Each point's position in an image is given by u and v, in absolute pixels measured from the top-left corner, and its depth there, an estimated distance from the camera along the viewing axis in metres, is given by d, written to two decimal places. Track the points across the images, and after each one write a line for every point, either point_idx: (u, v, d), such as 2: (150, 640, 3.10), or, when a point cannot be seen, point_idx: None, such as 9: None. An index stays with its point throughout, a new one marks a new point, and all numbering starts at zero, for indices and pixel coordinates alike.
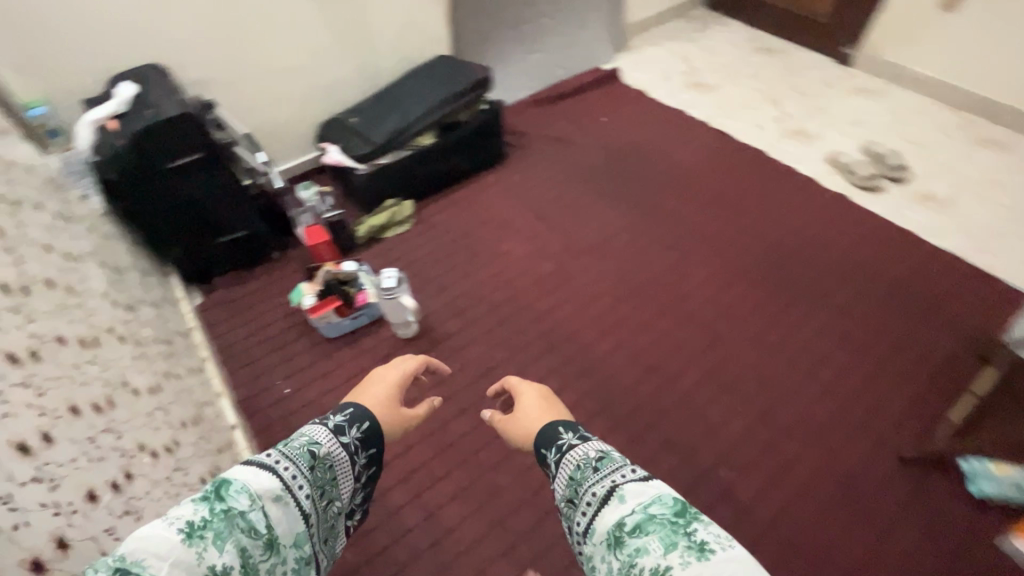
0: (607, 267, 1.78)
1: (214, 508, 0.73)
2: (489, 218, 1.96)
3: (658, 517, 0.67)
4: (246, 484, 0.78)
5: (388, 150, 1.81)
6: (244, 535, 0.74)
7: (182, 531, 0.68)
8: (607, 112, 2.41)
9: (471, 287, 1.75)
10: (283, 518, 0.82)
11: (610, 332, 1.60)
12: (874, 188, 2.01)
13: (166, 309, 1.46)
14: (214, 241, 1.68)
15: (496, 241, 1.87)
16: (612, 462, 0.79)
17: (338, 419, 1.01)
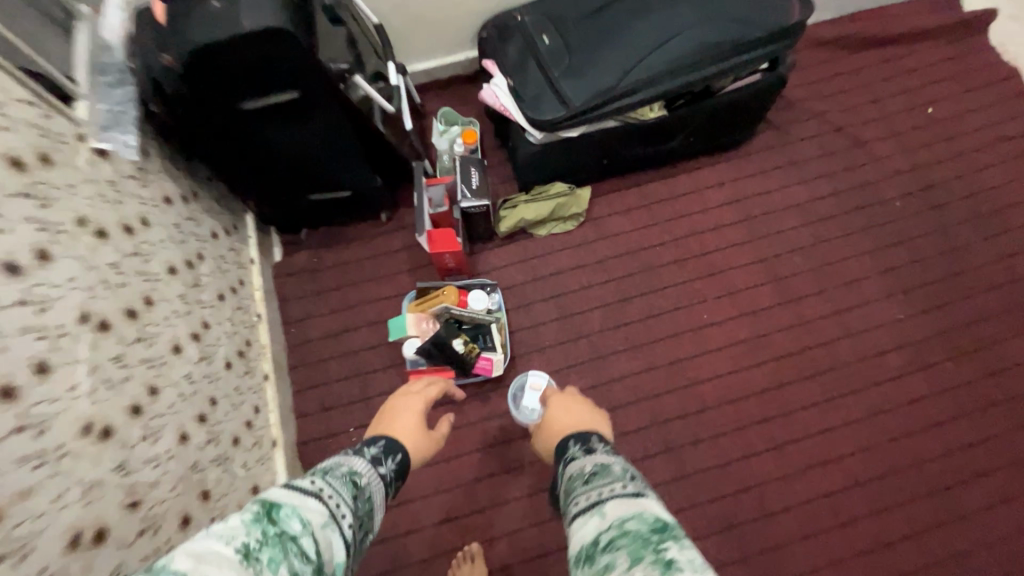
0: (861, 412, 1.13)
1: (267, 531, 0.49)
2: (703, 252, 1.28)
3: (624, 528, 0.57)
4: (303, 506, 0.54)
5: (588, 122, 1.10)
6: (303, 558, 0.50)
7: (238, 553, 0.46)
8: (952, 100, 1.42)
9: (637, 370, 1.17)
10: (337, 548, 0.55)
11: (829, 528, 1.05)
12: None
13: (231, 301, 1.05)
14: (311, 193, 1.17)
15: (683, 293, 1.24)
16: (622, 473, 0.68)
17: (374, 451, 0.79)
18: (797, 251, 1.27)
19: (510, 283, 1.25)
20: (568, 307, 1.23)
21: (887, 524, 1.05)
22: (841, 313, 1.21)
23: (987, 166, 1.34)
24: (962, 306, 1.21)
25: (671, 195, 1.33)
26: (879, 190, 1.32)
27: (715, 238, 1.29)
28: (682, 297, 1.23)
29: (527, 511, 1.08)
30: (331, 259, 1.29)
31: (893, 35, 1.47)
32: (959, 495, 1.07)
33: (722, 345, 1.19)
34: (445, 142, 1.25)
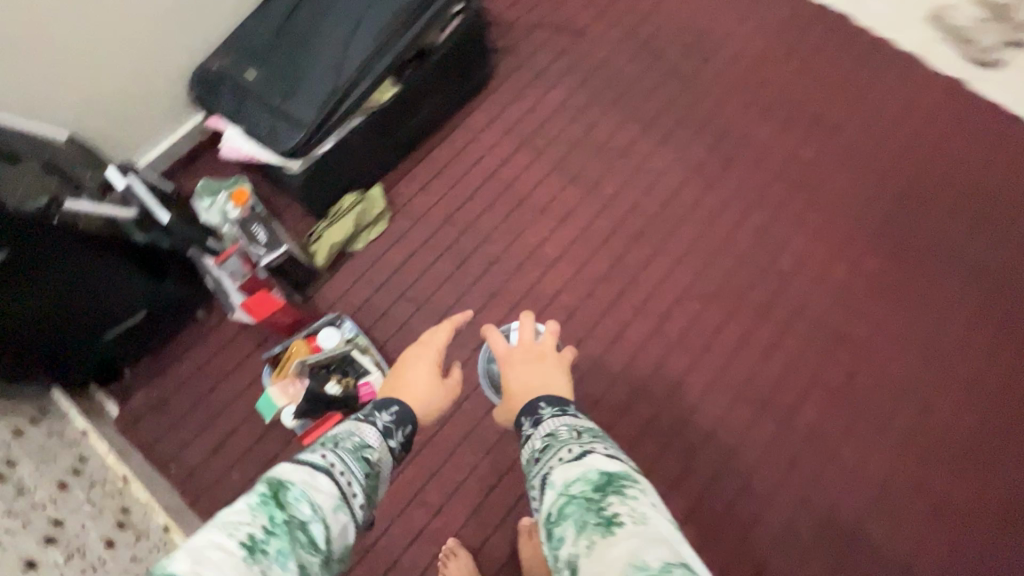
0: (686, 245, 1.30)
1: (275, 518, 0.55)
2: (505, 185, 1.36)
3: (579, 496, 0.65)
4: (312, 489, 0.60)
5: (333, 129, 1.11)
6: (309, 548, 0.56)
7: (242, 547, 0.51)
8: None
9: (505, 314, 1.24)
10: (345, 529, 0.62)
11: (704, 347, 1.22)
12: (992, 65, 1.49)
13: (77, 484, 0.95)
14: (104, 332, 1.07)
15: (507, 229, 1.32)
16: (571, 437, 0.76)
17: (387, 416, 0.82)
18: (579, 145, 1.40)
19: (359, 304, 1.25)
20: (420, 295, 1.26)
21: (739, 319, 1.24)
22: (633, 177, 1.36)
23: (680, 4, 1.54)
24: (713, 122, 1.40)
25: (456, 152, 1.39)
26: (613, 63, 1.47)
27: (510, 168, 1.37)
28: (509, 233, 1.31)
29: (479, 484, 1.13)
30: (174, 381, 1.20)
31: None
32: (774, 268, 1.28)
33: (558, 255, 1.29)
34: (213, 213, 1.18)
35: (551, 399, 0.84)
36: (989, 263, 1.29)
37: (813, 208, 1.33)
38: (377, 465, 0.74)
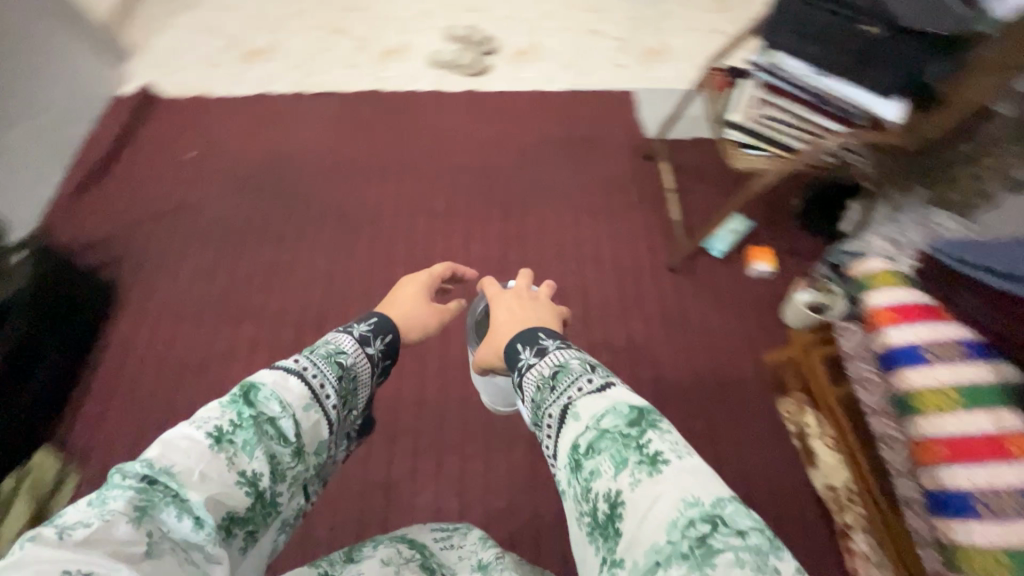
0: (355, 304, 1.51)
1: (241, 416, 0.64)
2: (179, 363, 1.42)
3: (612, 429, 0.75)
4: (279, 391, 0.69)
5: None
6: (279, 441, 0.66)
7: (208, 438, 0.61)
8: (194, 139, 1.84)
9: None
10: (316, 425, 0.71)
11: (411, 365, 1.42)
12: (488, 69, 2.06)
13: None
14: None
15: (201, 396, 1.37)
16: (585, 367, 0.87)
17: (365, 327, 0.89)
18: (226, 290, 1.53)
19: None
20: None
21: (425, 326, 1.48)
22: (285, 286, 1.54)
23: (253, 147, 1.82)
24: (325, 211, 1.68)
25: (117, 365, 1.40)
26: (223, 215, 1.67)
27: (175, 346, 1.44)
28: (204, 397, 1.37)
29: None
30: None
31: (121, 149, 1.79)
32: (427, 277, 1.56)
33: None
34: None
35: (550, 333, 0.98)
36: (560, 179, 1.75)
37: (434, 218, 1.66)
38: (353, 366, 0.80)
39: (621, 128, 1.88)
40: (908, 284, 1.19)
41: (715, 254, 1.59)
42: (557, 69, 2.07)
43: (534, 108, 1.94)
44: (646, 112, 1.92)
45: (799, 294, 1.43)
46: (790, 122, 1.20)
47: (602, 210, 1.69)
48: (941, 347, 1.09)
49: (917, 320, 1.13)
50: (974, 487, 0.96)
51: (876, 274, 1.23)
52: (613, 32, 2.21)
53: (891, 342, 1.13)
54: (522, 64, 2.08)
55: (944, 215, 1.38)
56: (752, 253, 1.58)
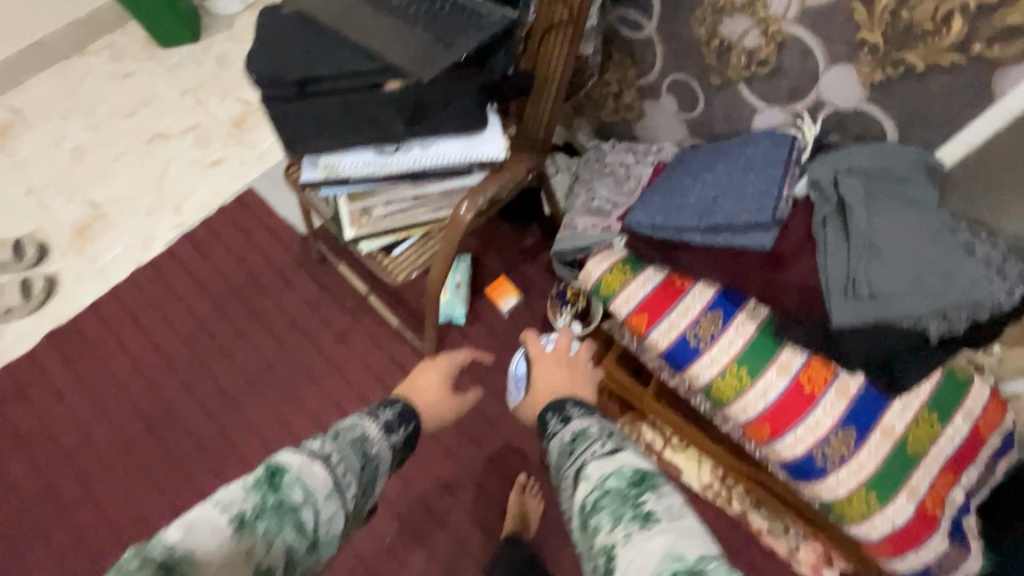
0: None
1: (264, 498, 0.61)
2: None
3: (615, 491, 0.77)
4: (301, 475, 0.65)
5: None
6: (296, 532, 0.61)
7: (230, 524, 0.57)
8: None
9: None
10: (340, 517, 0.66)
11: None
12: (58, 283, 1.42)
13: None
14: None
15: None
16: (602, 436, 0.87)
17: (389, 413, 1.05)
18: None
19: None
20: None
21: None
22: None
23: None
24: None
25: None
26: None
27: None
28: None
29: None
30: None
31: None
32: None
33: None
34: None
35: (574, 401, 0.97)
36: (243, 367, 1.31)
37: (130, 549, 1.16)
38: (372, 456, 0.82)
39: (267, 248, 1.45)
40: (634, 269, 1.05)
41: (458, 319, 1.33)
42: (144, 225, 1.51)
43: (150, 294, 1.40)
44: (282, 208, 1.49)
45: (576, 319, 1.24)
46: (412, 202, 0.93)
47: (315, 368, 1.30)
48: (701, 324, 0.97)
49: (668, 310, 0.99)
50: (810, 448, 0.90)
51: (608, 279, 1.06)
52: (174, 123, 1.66)
53: (662, 347, 0.99)
54: (100, 244, 1.48)
55: (614, 148, 1.26)
56: (493, 290, 1.35)
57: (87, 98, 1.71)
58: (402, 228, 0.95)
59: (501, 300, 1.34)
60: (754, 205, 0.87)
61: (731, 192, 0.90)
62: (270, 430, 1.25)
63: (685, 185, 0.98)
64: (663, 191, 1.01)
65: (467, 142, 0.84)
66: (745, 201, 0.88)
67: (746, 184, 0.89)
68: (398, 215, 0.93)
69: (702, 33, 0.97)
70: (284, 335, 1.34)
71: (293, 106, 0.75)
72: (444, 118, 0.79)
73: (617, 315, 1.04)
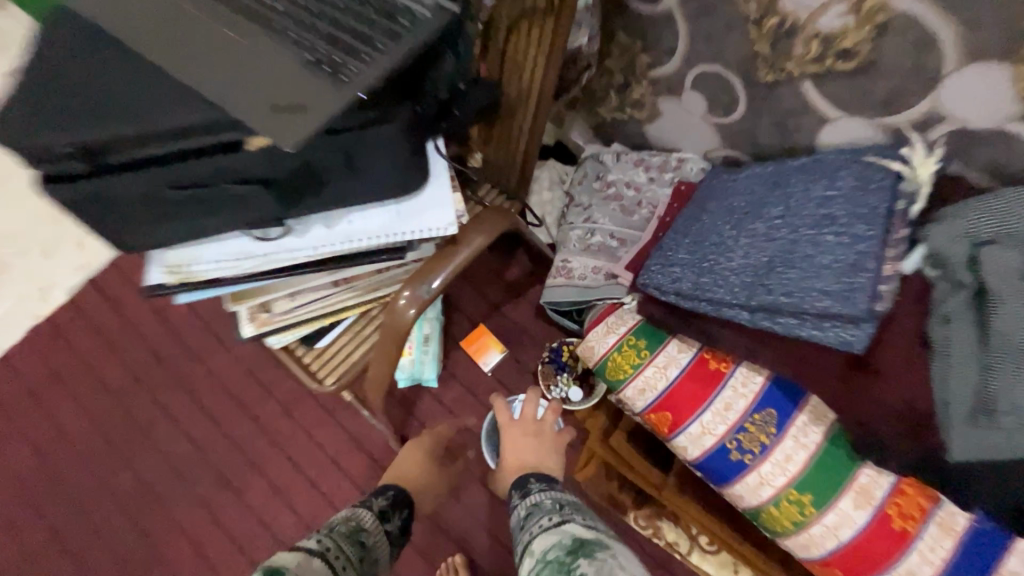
0: None
1: None
2: None
3: (555, 564, 0.64)
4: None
5: None
6: None
7: None
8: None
9: None
10: None
11: None
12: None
13: None
14: None
15: None
16: (553, 507, 0.75)
17: (382, 500, 0.85)
18: None
19: None
20: None
21: None
22: None
23: None
24: None
25: None
26: None
27: None
28: None
29: None
30: None
31: None
32: None
33: None
34: None
35: (539, 474, 0.84)
36: (167, 450, 1.07)
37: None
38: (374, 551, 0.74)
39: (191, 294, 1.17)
40: (651, 344, 0.77)
41: (428, 382, 1.06)
42: (39, 265, 1.21)
43: (50, 360, 1.14)
44: None
45: (576, 386, 1.01)
46: (328, 288, 0.64)
47: (257, 449, 1.06)
48: (746, 431, 0.70)
49: (701, 408, 0.72)
50: None
51: (617, 356, 0.78)
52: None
53: (691, 457, 0.73)
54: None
55: (619, 160, 0.96)
56: (472, 345, 1.09)
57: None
58: (325, 314, 0.66)
59: (482, 359, 1.09)
60: (837, 286, 0.59)
61: (799, 261, 0.62)
62: (204, 531, 1.02)
63: (725, 238, 0.69)
64: (694, 243, 0.71)
65: (397, 212, 0.55)
66: (823, 280, 0.60)
67: (823, 251, 0.61)
68: (313, 303, 0.64)
69: (750, 11, 0.65)
70: (217, 407, 1.09)
71: (103, 188, 0.46)
72: (351, 179, 0.50)
73: (631, 407, 0.77)
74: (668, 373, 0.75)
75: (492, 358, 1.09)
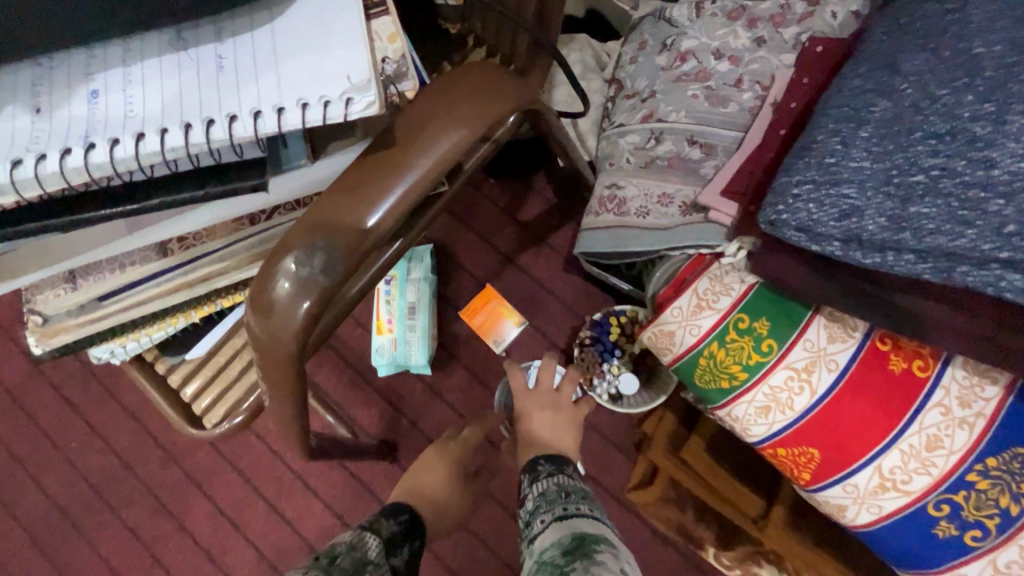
0: None
1: None
2: None
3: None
4: None
5: None
6: None
7: None
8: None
9: None
10: None
11: None
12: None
13: None
14: None
15: None
16: (559, 499, 0.48)
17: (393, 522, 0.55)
18: None
19: None
20: None
21: None
22: None
23: None
24: None
25: None
26: None
27: None
28: None
29: None
30: None
31: None
32: None
33: None
34: None
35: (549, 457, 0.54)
36: (83, 465, 0.81)
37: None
38: None
39: None
40: (777, 327, 0.44)
41: (420, 369, 0.76)
42: None
43: None
44: None
45: (629, 373, 0.70)
46: (156, 264, 0.32)
47: (197, 461, 0.80)
48: (969, 489, 0.38)
49: (880, 444, 0.40)
50: None
51: (717, 347, 0.45)
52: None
53: (857, 521, 0.42)
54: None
55: (700, 13, 0.58)
56: (477, 315, 0.77)
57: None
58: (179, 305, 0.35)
59: (492, 334, 0.77)
60: None
61: None
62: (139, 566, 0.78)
63: (961, 124, 0.34)
64: (885, 140, 0.36)
65: (224, 61, 0.21)
66: None
67: None
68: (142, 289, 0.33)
69: None
70: (143, 406, 0.82)
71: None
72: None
73: (743, 431, 0.46)
74: (816, 380, 0.42)
75: (506, 332, 0.77)
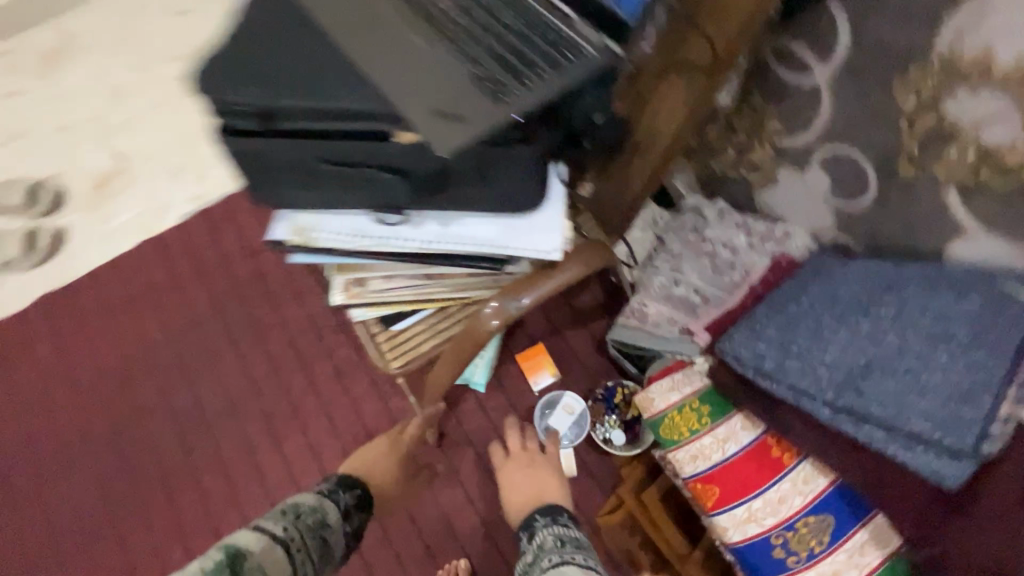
0: None
1: None
2: None
3: None
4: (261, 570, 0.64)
5: None
6: None
7: None
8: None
9: None
10: None
11: None
12: (57, 241, 1.29)
13: None
14: None
15: None
16: (556, 547, 0.76)
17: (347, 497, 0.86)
18: None
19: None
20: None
21: None
22: None
23: None
24: None
25: None
26: None
27: None
28: None
29: None
30: None
31: None
32: None
33: None
34: None
35: (543, 511, 0.84)
36: (226, 382, 1.14)
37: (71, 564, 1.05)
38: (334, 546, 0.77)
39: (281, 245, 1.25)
40: (713, 412, 0.75)
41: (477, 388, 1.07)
42: (164, 187, 1.35)
43: (154, 274, 1.24)
44: None
45: (620, 429, 1.00)
46: (415, 278, 0.66)
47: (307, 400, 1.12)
48: (796, 530, 0.67)
49: (754, 491, 0.69)
50: None
51: (679, 415, 0.76)
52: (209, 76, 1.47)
53: (733, 541, 0.70)
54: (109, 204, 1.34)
55: (721, 217, 0.93)
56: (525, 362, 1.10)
57: (128, 32, 1.55)
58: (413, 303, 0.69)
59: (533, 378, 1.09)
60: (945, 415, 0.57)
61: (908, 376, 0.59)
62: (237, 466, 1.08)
63: (822, 327, 0.66)
64: (788, 325, 0.68)
65: (506, 229, 0.57)
66: (931, 404, 0.58)
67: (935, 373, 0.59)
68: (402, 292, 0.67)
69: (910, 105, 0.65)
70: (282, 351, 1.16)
71: (257, 149, 0.50)
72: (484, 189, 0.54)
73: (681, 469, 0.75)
74: (725, 446, 0.72)
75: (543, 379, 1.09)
